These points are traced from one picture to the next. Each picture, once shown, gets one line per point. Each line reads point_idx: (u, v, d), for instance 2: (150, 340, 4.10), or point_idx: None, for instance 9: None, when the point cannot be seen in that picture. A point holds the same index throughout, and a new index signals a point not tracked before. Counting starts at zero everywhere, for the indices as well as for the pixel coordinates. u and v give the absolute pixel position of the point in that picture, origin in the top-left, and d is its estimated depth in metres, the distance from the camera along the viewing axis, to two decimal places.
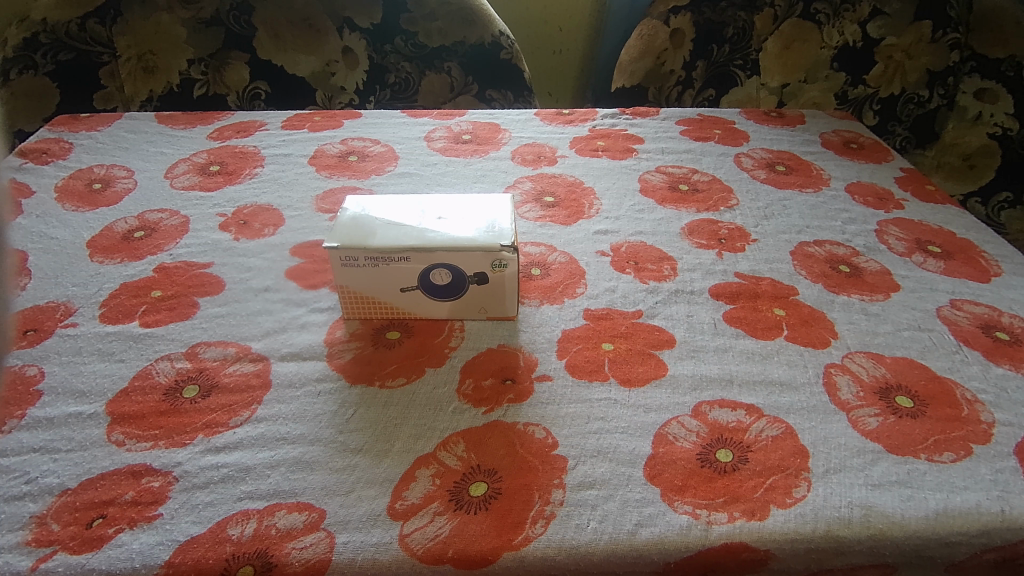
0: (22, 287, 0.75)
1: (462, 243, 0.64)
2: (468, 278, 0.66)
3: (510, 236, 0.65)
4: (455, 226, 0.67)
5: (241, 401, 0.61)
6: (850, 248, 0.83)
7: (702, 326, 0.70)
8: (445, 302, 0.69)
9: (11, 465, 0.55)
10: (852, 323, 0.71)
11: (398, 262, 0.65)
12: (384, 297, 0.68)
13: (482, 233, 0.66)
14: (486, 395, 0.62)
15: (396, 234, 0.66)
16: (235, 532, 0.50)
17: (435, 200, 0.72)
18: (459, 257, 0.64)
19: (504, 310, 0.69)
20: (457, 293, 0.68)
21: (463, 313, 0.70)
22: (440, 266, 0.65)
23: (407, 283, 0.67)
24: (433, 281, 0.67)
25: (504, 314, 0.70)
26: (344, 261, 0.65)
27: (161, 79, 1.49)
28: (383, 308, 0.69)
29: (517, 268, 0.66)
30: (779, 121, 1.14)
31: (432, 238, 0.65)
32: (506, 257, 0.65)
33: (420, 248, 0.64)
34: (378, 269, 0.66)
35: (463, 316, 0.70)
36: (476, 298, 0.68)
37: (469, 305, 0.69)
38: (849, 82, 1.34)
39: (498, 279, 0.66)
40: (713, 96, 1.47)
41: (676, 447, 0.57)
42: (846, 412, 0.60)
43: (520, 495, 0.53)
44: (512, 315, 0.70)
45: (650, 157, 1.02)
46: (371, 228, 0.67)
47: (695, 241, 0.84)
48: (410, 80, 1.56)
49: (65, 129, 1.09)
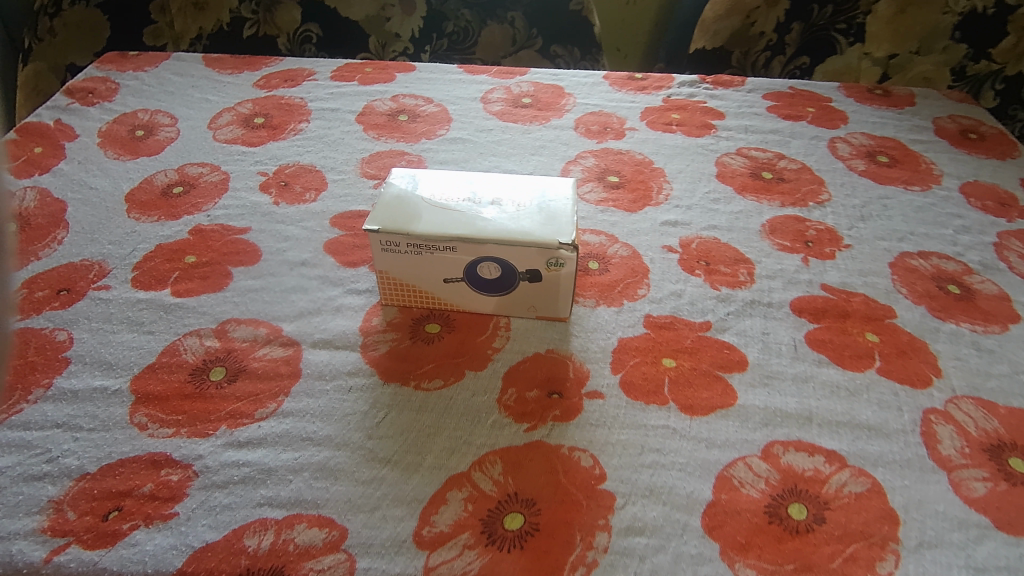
0: (60, 241, 0.72)
1: (516, 237, 0.57)
2: (519, 274, 0.59)
3: (569, 232, 0.57)
4: (509, 214, 0.59)
5: (268, 391, 0.57)
6: (962, 264, 0.72)
7: (779, 347, 0.62)
8: (491, 297, 0.62)
9: (34, 440, 0.53)
10: (959, 360, 0.61)
11: (443, 252, 0.58)
12: (426, 287, 0.62)
13: (539, 225, 0.58)
14: (529, 409, 0.56)
15: (443, 219, 0.59)
16: (251, 543, 0.47)
17: (488, 178, 0.64)
18: (511, 252, 0.57)
19: (555, 310, 0.62)
20: (505, 289, 0.61)
21: (510, 311, 0.63)
22: (489, 260, 0.58)
23: (451, 274, 0.61)
24: (480, 275, 0.60)
25: (555, 315, 0.63)
26: (384, 246, 0.59)
27: (212, 17, 1.43)
28: (423, 297, 0.63)
29: (575, 268, 0.58)
30: (884, 100, 0.99)
31: (482, 227, 0.58)
32: (563, 256, 0.57)
33: (469, 239, 0.57)
34: (420, 257, 0.59)
35: (510, 312, 0.63)
36: (525, 296, 0.62)
37: (518, 303, 0.62)
38: (971, 56, 1.13)
39: (553, 278, 0.59)
40: (806, 65, 1.34)
41: (741, 496, 0.50)
42: (947, 471, 0.52)
43: (559, 534, 0.47)
44: (564, 316, 0.63)
45: (731, 136, 0.91)
46: (416, 209, 0.60)
47: (777, 241, 0.74)
48: (469, 29, 1.44)
49: (112, 67, 1.05)
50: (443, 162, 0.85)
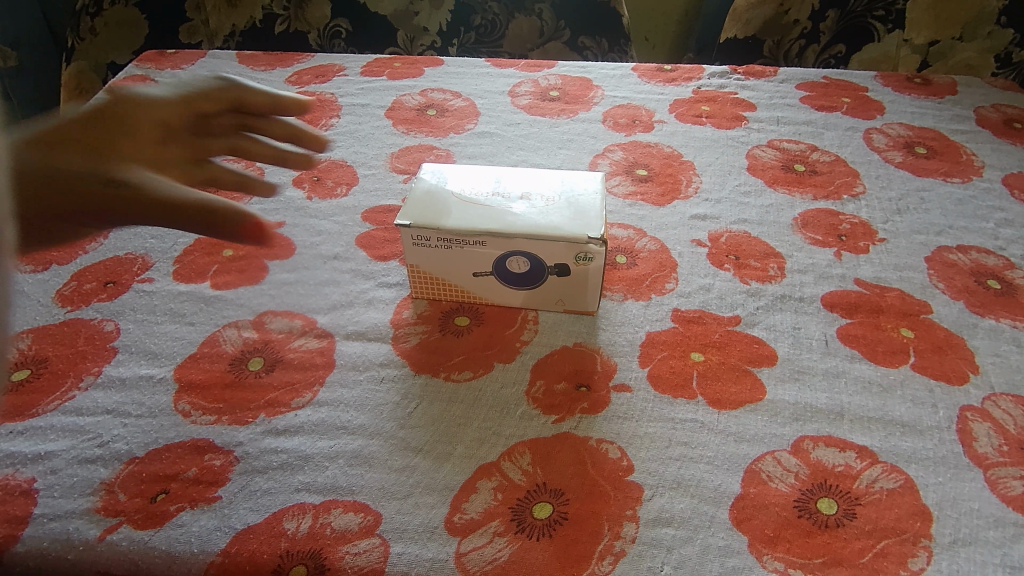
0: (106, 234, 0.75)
1: (545, 232, 0.57)
2: (547, 269, 0.60)
3: (599, 227, 0.57)
4: (538, 208, 0.60)
5: (304, 380, 0.59)
6: (1003, 259, 0.70)
7: (810, 343, 0.61)
8: (520, 291, 0.63)
9: (86, 425, 0.56)
10: (998, 356, 0.60)
11: (473, 246, 0.59)
12: (456, 281, 0.63)
13: (569, 220, 0.58)
14: (558, 401, 0.57)
15: (472, 214, 0.60)
16: (290, 526, 0.49)
17: (519, 172, 0.65)
18: (541, 246, 0.58)
19: (583, 304, 0.63)
20: (534, 283, 0.62)
21: (538, 304, 0.64)
22: (519, 254, 0.59)
23: (481, 268, 0.62)
24: (509, 269, 0.61)
25: (582, 309, 0.64)
26: (415, 241, 0.60)
27: (245, 13, 1.46)
28: (453, 290, 0.64)
29: (603, 263, 0.59)
30: (923, 89, 0.96)
31: (512, 222, 0.59)
32: (592, 250, 0.58)
33: (499, 234, 0.58)
34: (450, 251, 0.60)
35: (538, 306, 0.64)
36: (553, 290, 0.62)
37: (546, 296, 0.63)
38: (1017, 42, 1.10)
39: (581, 272, 0.60)
40: (842, 53, 1.31)
41: (770, 490, 0.50)
42: (984, 469, 0.51)
43: (588, 523, 0.48)
44: (592, 310, 0.63)
45: (763, 128, 0.89)
46: (446, 204, 0.61)
47: (809, 235, 0.73)
48: (497, 22, 1.44)
49: (151, 66, 1.08)
50: (471, 156, 0.86)
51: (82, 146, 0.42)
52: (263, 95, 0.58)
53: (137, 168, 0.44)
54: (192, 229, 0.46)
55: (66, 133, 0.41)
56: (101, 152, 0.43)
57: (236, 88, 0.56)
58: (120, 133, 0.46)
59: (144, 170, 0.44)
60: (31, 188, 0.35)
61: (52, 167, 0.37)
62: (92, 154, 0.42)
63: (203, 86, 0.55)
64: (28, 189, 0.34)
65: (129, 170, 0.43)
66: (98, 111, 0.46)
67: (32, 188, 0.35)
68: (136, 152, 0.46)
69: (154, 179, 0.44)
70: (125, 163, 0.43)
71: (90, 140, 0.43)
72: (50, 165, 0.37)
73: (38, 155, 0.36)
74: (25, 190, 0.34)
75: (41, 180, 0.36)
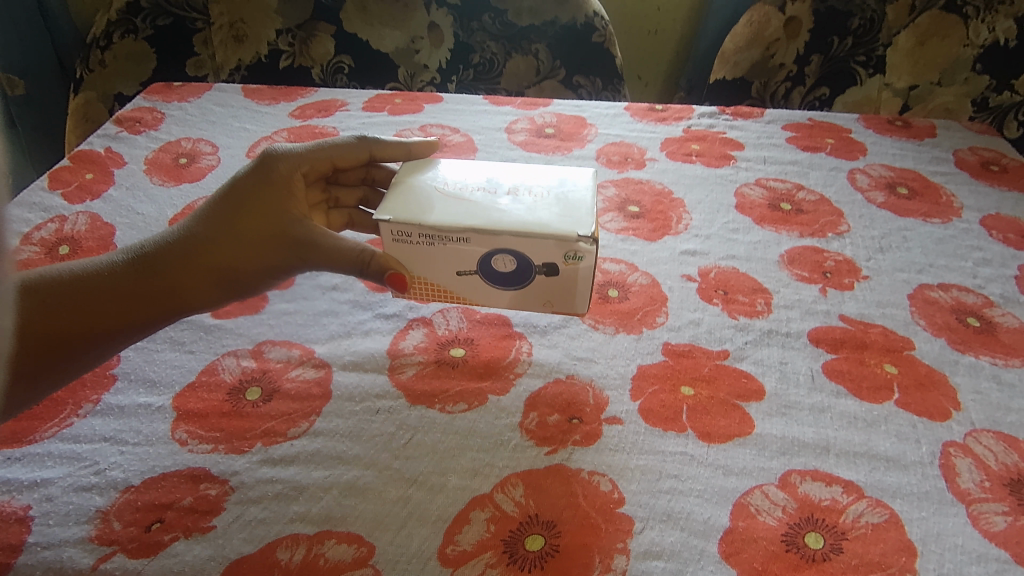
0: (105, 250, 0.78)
1: (533, 228, 0.55)
2: (535, 268, 0.58)
3: (589, 225, 0.55)
4: (526, 207, 0.58)
5: (301, 410, 0.60)
6: (982, 297, 0.72)
7: (797, 377, 0.63)
8: (506, 293, 0.60)
9: (83, 452, 0.56)
10: (979, 393, 0.61)
11: (457, 243, 0.57)
12: (438, 282, 0.60)
13: (559, 218, 0.56)
14: (551, 433, 0.58)
15: (456, 211, 0.58)
16: (284, 557, 0.49)
17: (508, 170, 0.63)
18: (528, 244, 0.56)
19: (573, 307, 0.61)
20: (520, 284, 0.59)
21: (525, 305, 0.61)
22: (504, 252, 0.57)
23: (465, 267, 0.59)
24: (494, 268, 0.58)
25: (573, 310, 0.61)
26: (395, 237, 0.58)
27: (251, 49, 1.52)
28: (435, 293, 0.62)
29: (593, 263, 0.57)
30: (904, 132, 1.00)
31: (498, 218, 0.57)
32: (583, 249, 0.55)
33: (485, 230, 0.56)
34: (432, 248, 0.58)
35: (525, 309, 0.61)
36: (541, 291, 0.60)
37: (534, 299, 0.60)
38: (992, 87, 1.13)
39: (571, 273, 0.58)
40: (826, 95, 1.37)
41: (758, 523, 0.51)
42: (966, 504, 0.53)
43: (579, 556, 0.49)
44: (583, 312, 0.61)
45: (751, 167, 0.93)
46: (429, 201, 0.59)
47: (795, 272, 0.75)
48: (495, 61, 1.51)
49: (159, 98, 1.11)
50: None
51: (253, 215, 0.61)
52: (394, 150, 0.66)
53: (298, 220, 0.61)
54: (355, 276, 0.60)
55: (243, 208, 0.61)
56: (273, 218, 0.60)
57: (370, 145, 0.67)
58: (273, 189, 0.62)
59: (309, 228, 0.60)
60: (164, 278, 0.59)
61: (220, 247, 0.60)
62: (265, 221, 0.60)
63: (343, 143, 0.67)
64: (113, 299, 0.57)
65: (288, 231, 0.60)
66: (261, 171, 0.63)
67: (164, 273, 0.59)
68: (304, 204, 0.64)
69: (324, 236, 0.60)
70: (287, 221, 0.60)
71: (263, 208, 0.61)
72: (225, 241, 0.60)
73: (211, 243, 0.60)
74: (134, 290, 0.58)
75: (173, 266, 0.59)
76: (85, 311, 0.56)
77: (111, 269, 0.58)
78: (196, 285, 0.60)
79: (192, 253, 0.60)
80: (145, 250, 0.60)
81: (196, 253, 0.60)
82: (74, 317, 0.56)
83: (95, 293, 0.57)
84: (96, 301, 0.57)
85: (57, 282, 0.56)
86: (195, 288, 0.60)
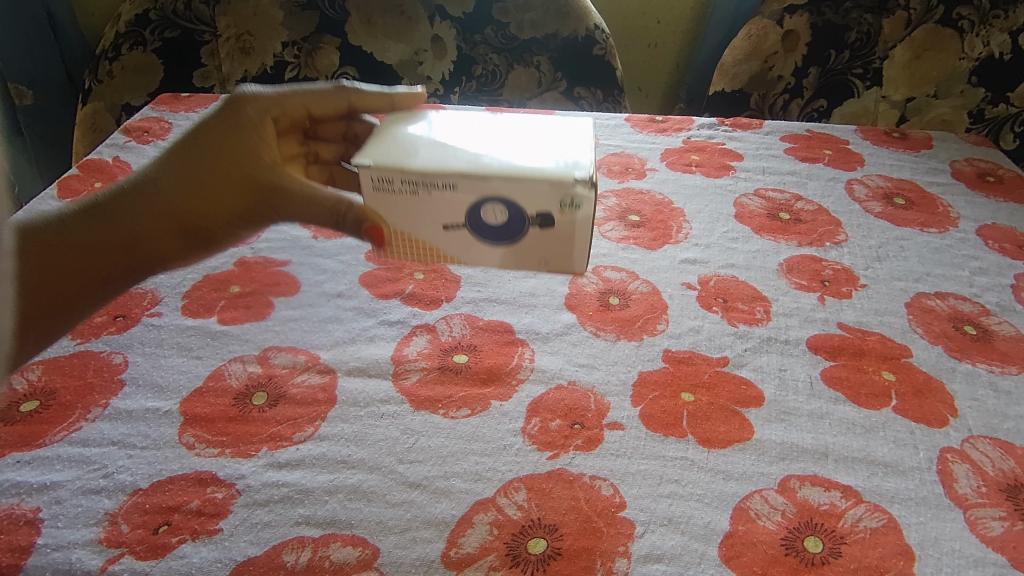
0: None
1: (525, 172, 0.55)
2: (529, 218, 0.57)
3: (585, 169, 0.55)
4: (515, 152, 0.57)
5: (306, 415, 0.60)
6: (978, 305, 0.73)
7: (796, 384, 0.63)
8: (496, 245, 0.59)
9: (92, 456, 0.57)
10: (976, 400, 0.62)
11: (443, 190, 0.56)
12: (425, 237, 0.60)
13: (553, 163, 0.56)
14: (553, 439, 0.58)
15: (443, 157, 0.57)
16: (290, 559, 0.50)
17: (495, 121, 0.63)
18: (520, 189, 0.55)
19: (569, 264, 0.60)
20: (512, 234, 0.58)
21: (518, 262, 0.61)
22: (494, 200, 0.56)
23: (451, 221, 0.58)
24: (485, 219, 0.58)
25: (569, 270, 0.61)
26: (374, 184, 0.57)
27: (257, 61, 1.54)
28: (423, 249, 0.61)
29: (591, 210, 0.56)
30: (901, 143, 1.02)
31: (488, 164, 0.56)
32: (579, 195, 0.55)
33: (474, 175, 0.55)
34: (416, 198, 0.57)
35: (519, 263, 0.61)
36: (536, 245, 0.59)
37: (528, 252, 0.60)
38: (989, 99, 1.17)
39: (567, 222, 0.57)
40: (824, 108, 1.38)
41: (758, 527, 0.52)
42: (964, 510, 0.53)
43: (580, 559, 0.50)
44: (579, 271, 0.61)
45: (749, 177, 0.94)
46: (415, 149, 0.59)
47: (794, 280, 0.76)
48: (497, 72, 1.53)
49: (167, 108, 1.13)
50: None
51: (226, 163, 0.63)
52: (374, 100, 0.66)
53: (273, 169, 0.63)
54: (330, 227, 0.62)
55: (215, 155, 0.62)
56: (246, 167, 0.63)
57: (348, 94, 0.67)
58: (242, 136, 0.63)
59: (283, 176, 0.63)
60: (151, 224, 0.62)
61: (199, 196, 0.63)
62: (239, 170, 0.63)
63: (319, 91, 0.67)
64: (106, 247, 0.60)
65: (263, 180, 0.63)
66: (227, 116, 0.63)
67: (146, 220, 0.62)
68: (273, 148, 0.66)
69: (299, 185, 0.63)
70: (262, 170, 0.63)
71: (235, 155, 0.63)
72: (204, 189, 0.63)
73: (190, 190, 0.62)
74: (125, 237, 0.61)
75: (155, 214, 0.62)
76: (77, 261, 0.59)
77: (90, 216, 0.60)
78: (181, 226, 0.63)
79: (171, 202, 0.62)
80: (121, 193, 0.61)
81: (176, 203, 0.62)
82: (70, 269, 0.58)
83: (82, 242, 0.59)
84: (88, 250, 0.59)
85: (40, 235, 0.57)
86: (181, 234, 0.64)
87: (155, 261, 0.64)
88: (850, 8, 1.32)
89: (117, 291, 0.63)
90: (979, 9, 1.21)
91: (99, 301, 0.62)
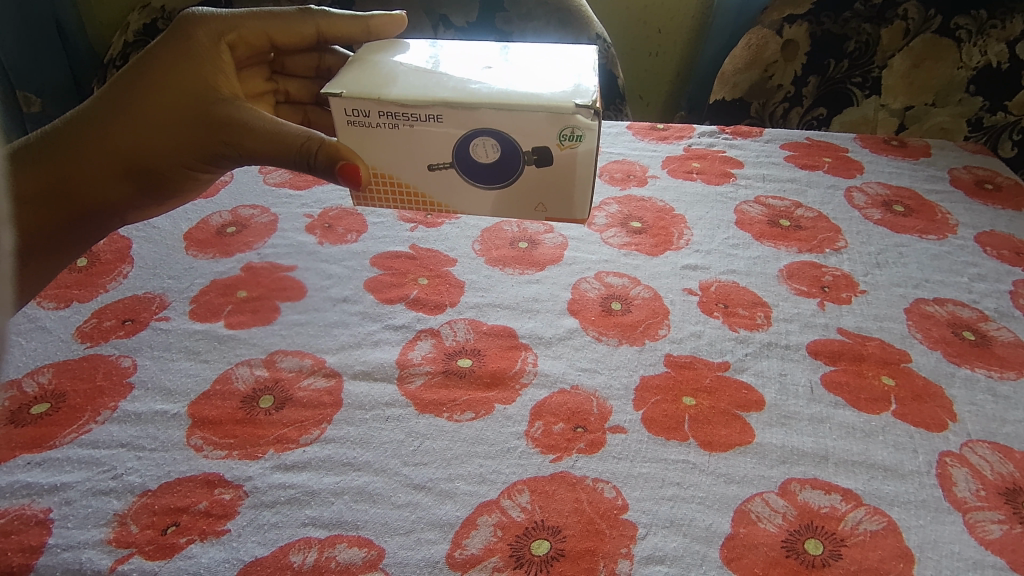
0: (115, 231, 0.81)
1: (519, 101, 0.53)
2: (524, 155, 0.56)
3: (587, 96, 0.54)
4: (504, 81, 0.56)
5: (312, 418, 0.61)
6: (977, 311, 0.74)
7: (796, 389, 0.64)
8: (486, 187, 0.59)
9: (101, 457, 0.58)
10: (975, 405, 0.63)
11: (427, 122, 0.55)
12: (408, 178, 0.59)
13: (549, 91, 0.54)
14: (555, 442, 0.59)
15: (425, 85, 0.56)
16: (297, 559, 0.51)
17: (480, 51, 0.61)
18: (511, 119, 0.54)
19: (569, 212, 0.60)
20: (507, 174, 0.58)
21: (513, 207, 0.60)
22: (482, 131, 0.55)
23: (437, 159, 0.58)
24: (476, 157, 0.57)
25: (570, 218, 0.60)
26: (350, 116, 0.56)
27: None
28: (407, 193, 0.60)
29: (593, 143, 0.55)
30: (900, 151, 1.03)
31: (476, 91, 0.54)
32: (581, 126, 0.54)
33: (460, 103, 0.54)
34: (397, 132, 0.56)
35: (515, 207, 0.60)
36: (534, 189, 0.59)
37: (525, 196, 0.59)
38: (987, 108, 1.22)
39: (567, 157, 0.56)
40: (824, 116, 1.38)
41: (759, 530, 0.52)
42: (963, 513, 0.54)
43: (584, 561, 0.50)
44: (580, 218, 0.60)
45: (750, 184, 0.95)
46: (395, 77, 0.57)
47: (794, 286, 0.77)
48: None
49: None
50: None
51: (178, 94, 0.62)
52: (343, 23, 0.66)
53: (227, 104, 0.62)
54: (297, 166, 0.60)
55: (168, 86, 0.62)
56: (200, 97, 0.62)
57: (314, 19, 0.67)
58: (196, 66, 0.62)
59: (237, 107, 0.62)
60: (115, 162, 0.64)
61: (158, 132, 0.63)
62: (193, 100, 0.62)
63: (283, 16, 0.67)
64: (77, 184, 0.63)
65: (217, 112, 0.62)
66: (179, 41, 0.63)
67: (110, 157, 0.63)
68: (232, 73, 0.65)
69: (254, 116, 0.61)
70: (216, 102, 0.62)
71: (190, 84, 0.62)
72: (162, 128, 0.63)
73: (149, 128, 0.63)
74: (91, 174, 0.64)
75: (118, 154, 0.63)
76: (52, 196, 0.62)
77: (57, 151, 0.62)
78: (143, 164, 0.64)
79: (130, 137, 0.63)
80: (84, 129, 0.63)
81: (136, 139, 0.63)
82: (48, 204, 0.63)
83: (54, 179, 0.62)
84: (61, 187, 0.63)
85: (19, 165, 0.61)
86: (155, 170, 0.66)
87: (123, 194, 0.67)
88: (849, 18, 1.34)
89: (94, 222, 0.68)
90: (976, 19, 1.24)
91: (79, 232, 0.67)
